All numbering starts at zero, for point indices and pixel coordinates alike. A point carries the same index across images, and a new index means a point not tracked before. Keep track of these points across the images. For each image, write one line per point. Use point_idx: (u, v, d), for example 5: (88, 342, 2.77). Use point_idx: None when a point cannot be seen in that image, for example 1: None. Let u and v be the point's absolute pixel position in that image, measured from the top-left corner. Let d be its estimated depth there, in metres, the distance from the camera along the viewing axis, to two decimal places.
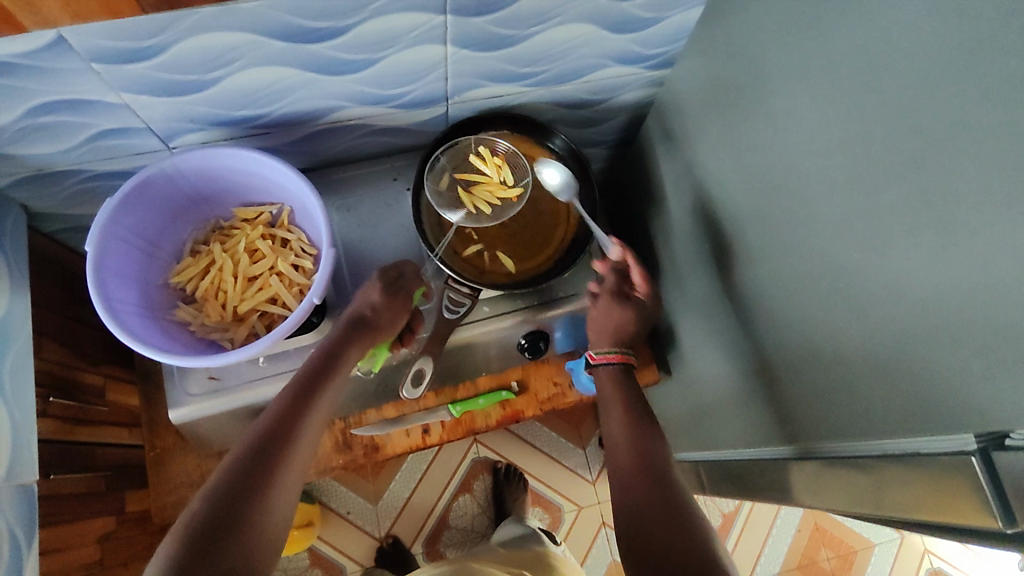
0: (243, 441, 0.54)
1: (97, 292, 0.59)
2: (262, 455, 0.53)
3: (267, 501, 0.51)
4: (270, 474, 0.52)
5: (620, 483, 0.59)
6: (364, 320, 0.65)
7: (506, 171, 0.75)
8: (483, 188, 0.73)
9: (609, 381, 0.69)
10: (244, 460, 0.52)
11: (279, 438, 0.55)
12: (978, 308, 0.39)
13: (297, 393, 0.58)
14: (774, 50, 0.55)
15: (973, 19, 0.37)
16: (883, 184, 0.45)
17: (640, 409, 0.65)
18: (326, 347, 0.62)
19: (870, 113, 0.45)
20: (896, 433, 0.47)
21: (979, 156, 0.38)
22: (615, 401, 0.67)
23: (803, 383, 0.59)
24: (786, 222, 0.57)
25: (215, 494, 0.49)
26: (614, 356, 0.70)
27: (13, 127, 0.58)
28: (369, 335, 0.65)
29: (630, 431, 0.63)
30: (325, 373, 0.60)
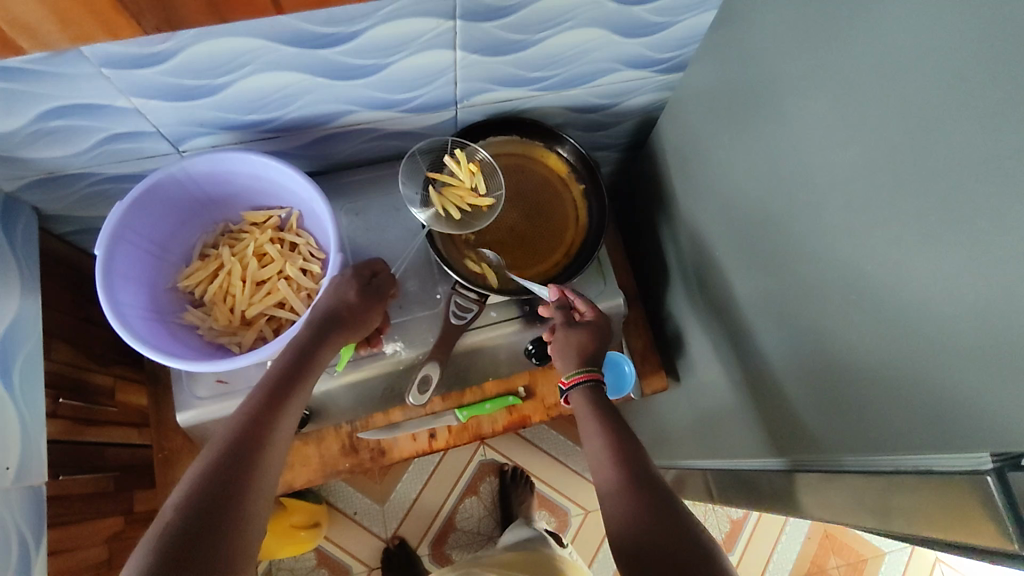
0: (215, 447, 0.53)
1: (106, 296, 0.59)
2: (234, 460, 0.52)
3: (244, 506, 0.50)
4: (244, 477, 0.51)
5: (610, 503, 0.58)
6: (338, 318, 0.64)
7: (479, 178, 0.72)
8: (452, 194, 0.72)
9: (584, 404, 0.65)
10: (216, 466, 0.51)
11: (250, 442, 0.54)
12: (995, 325, 0.38)
13: (267, 398, 0.57)
14: (787, 56, 0.54)
15: (993, 29, 0.37)
16: (899, 195, 0.44)
17: (614, 421, 0.63)
18: (299, 347, 0.61)
19: (886, 122, 0.44)
20: (910, 449, 0.47)
21: (999, 169, 0.37)
22: (591, 419, 0.64)
23: (815, 395, 0.58)
24: (797, 231, 0.56)
25: (190, 503, 0.48)
26: (581, 376, 0.67)
27: (25, 130, 0.58)
28: (341, 332, 0.64)
29: (612, 449, 0.61)
30: (296, 374, 0.60)
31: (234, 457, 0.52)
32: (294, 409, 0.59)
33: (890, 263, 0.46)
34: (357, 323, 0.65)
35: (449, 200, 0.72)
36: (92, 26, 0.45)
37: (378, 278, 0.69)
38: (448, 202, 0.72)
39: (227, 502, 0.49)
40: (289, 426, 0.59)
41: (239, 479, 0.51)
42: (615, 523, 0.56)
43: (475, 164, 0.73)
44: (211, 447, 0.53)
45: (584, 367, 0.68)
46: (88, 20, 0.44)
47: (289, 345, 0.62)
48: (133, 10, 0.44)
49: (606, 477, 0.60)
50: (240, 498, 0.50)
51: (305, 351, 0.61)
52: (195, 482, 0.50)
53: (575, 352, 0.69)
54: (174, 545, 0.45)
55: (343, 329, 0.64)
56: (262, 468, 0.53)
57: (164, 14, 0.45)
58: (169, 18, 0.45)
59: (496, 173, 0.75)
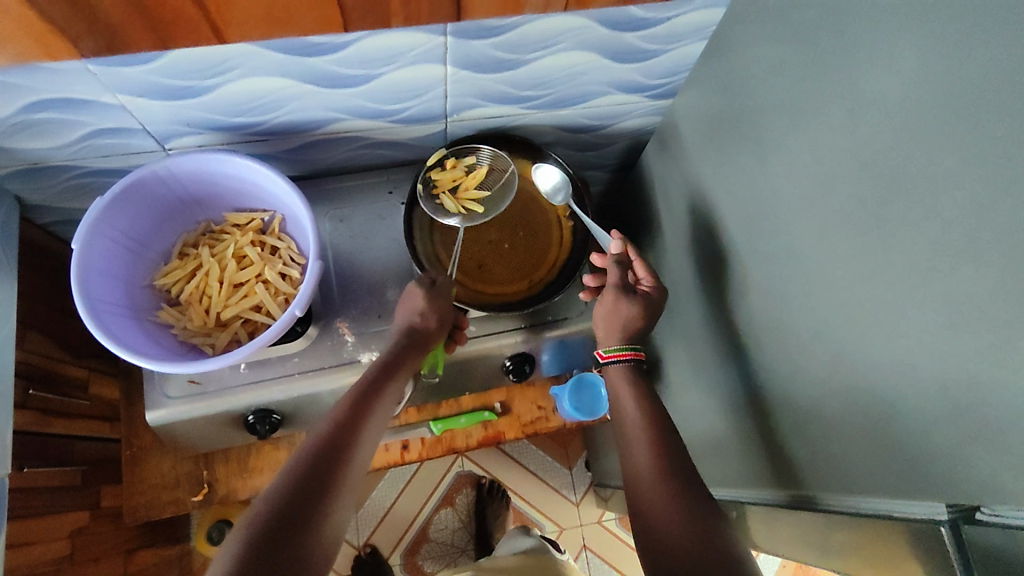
0: (305, 447, 0.53)
1: (80, 291, 0.59)
2: (325, 459, 0.52)
3: (328, 510, 0.49)
4: (336, 475, 0.51)
5: (637, 488, 0.56)
6: (415, 333, 0.65)
7: (460, 163, 0.73)
8: (446, 186, 0.73)
9: (623, 379, 0.66)
10: (313, 461, 0.51)
11: (334, 460, 0.52)
12: (960, 375, 0.38)
13: (342, 421, 0.55)
14: (771, 92, 0.54)
15: (977, 77, 0.36)
16: (874, 237, 0.44)
17: (653, 404, 0.63)
18: (384, 362, 0.62)
19: (864, 164, 0.44)
20: (876, 494, 0.47)
21: (975, 220, 0.37)
22: (630, 397, 0.64)
23: (786, 432, 0.58)
24: (773, 267, 0.57)
25: (278, 502, 0.47)
26: (626, 353, 0.67)
27: (10, 120, 0.58)
28: (420, 347, 0.64)
29: (646, 438, 0.59)
30: (381, 384, 0.60)
31: (313, 479, 0.50)
32: (381, 416, 0.59)
33: (864, 302, 0.45)
34: (435, 337, 0.66)
35: (461, 196, 0.73)
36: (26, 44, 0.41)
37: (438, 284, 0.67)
38: (465, 201, 0.73)
39: (324, 500, 0.49)
40: (376, 433, 0.58)
41: (331, 476, 0.51)
42: (638, 510, 0.54)
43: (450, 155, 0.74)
44: (306, 443, 0.53)
45: (632, 343, 0.68)
46: None
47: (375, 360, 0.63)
48: None
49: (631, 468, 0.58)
50: (335, 494, 0.50)
51: (391, 364, 0.62)
52: (269, 510, 0.47)
53: (619, 322, 0.68)
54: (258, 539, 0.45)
55: (422, 342, 0.65)
56: (351, 477, 0.53)
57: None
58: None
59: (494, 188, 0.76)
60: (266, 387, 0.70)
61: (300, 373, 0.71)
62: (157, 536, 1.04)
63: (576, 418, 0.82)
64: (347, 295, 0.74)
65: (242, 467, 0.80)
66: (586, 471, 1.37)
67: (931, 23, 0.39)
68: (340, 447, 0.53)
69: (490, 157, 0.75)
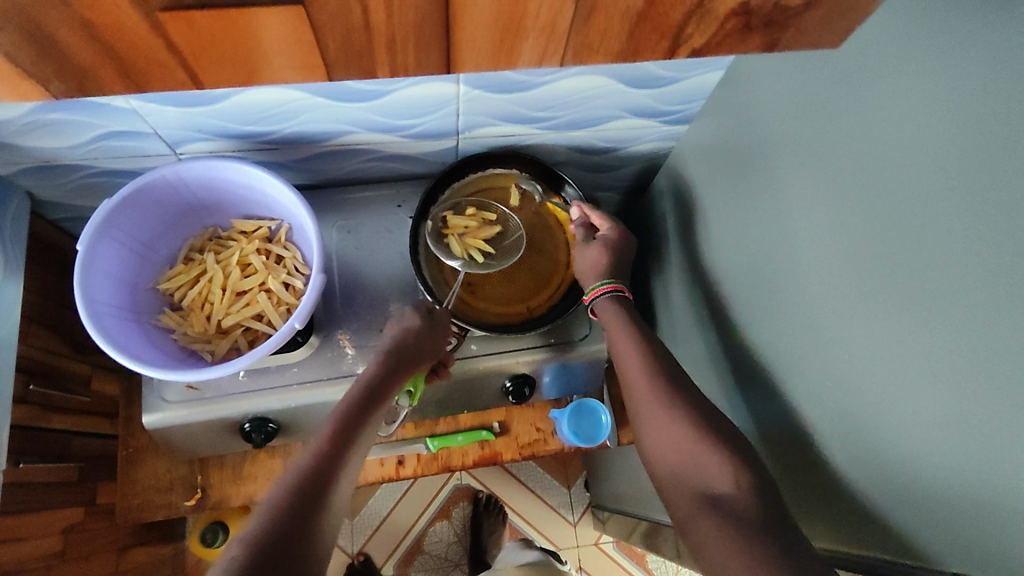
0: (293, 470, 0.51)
1: (81, 294, 0.58)
2: (314, 483, 0.50)
3: (314, 539, 0.48)
4: (325, 501, 0.50)
5: (654, 434, 0.54)
6: (406, 350, 0.63)
7: (482, 214, 0.74)
8: (458, 228, 0.72)
9: (613, 313, 0.64)
10: (303, 484, 0.50)
11: (322, 484, 0.50)
12: (969, 438, 0.37)
13: (340, 432, 0.55)
14: (785, 128, 0.53)
15: (986, 134, 0.35)
16: (883, 288, 0.42)
17: (647, 336, 0.62)
18: (374, 379, 0.61)
19: (875, 212, 0.43)
20: (890, 551, 0.45)
21: (982, 282, 0.35)
22: (623, 330, 0.62)
23: (793, 475, 0.56)
24: (783, 306, 0.55)
25: (266, 530, 0.46)
26: (601, 288, 0.67)
27: (22, 119, 0.59)
28: (411, 365, 0.63)
29: (647, 376, 0.57)
30: (371, 403, 0.59)
31: (303, 505, 0.48)
32: (368, 436, 0.58)
33: (874, 353, 0.44)
34: (425, 354, 0.65)
35: (468, 240, 0.72)
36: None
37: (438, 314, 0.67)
38: (471, 246, 0.72)
39: (311, 528, 0.48)
40: (362, 454, 0.57)
41: (320, 502, 0.49)
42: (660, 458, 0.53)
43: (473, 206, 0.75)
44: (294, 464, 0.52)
45: (607, 280, 0.67)
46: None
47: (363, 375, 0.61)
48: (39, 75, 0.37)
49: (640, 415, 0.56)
50: (321, 521, 0.49)
51: (381, 381, 0.61)
52: (260, 531, 0.46)
53: (592, 269, 0.69)
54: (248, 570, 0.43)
55: (413, 361, 0.64)
56: (336, 502, 0.52)
57: (74, 77, 0.38)
58: (82, 86, 0.39)
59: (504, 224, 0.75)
60: (264, 397, 0.70)
61: (299, 383, 0.71)
62: (152, 534, 1.04)
63: (575, 444, 0.81)
64: (350, 306, 0.74)
65: (236, 474, 0.79)
66: (585, 491, 1.35)
67: (937, 75, 0.37)
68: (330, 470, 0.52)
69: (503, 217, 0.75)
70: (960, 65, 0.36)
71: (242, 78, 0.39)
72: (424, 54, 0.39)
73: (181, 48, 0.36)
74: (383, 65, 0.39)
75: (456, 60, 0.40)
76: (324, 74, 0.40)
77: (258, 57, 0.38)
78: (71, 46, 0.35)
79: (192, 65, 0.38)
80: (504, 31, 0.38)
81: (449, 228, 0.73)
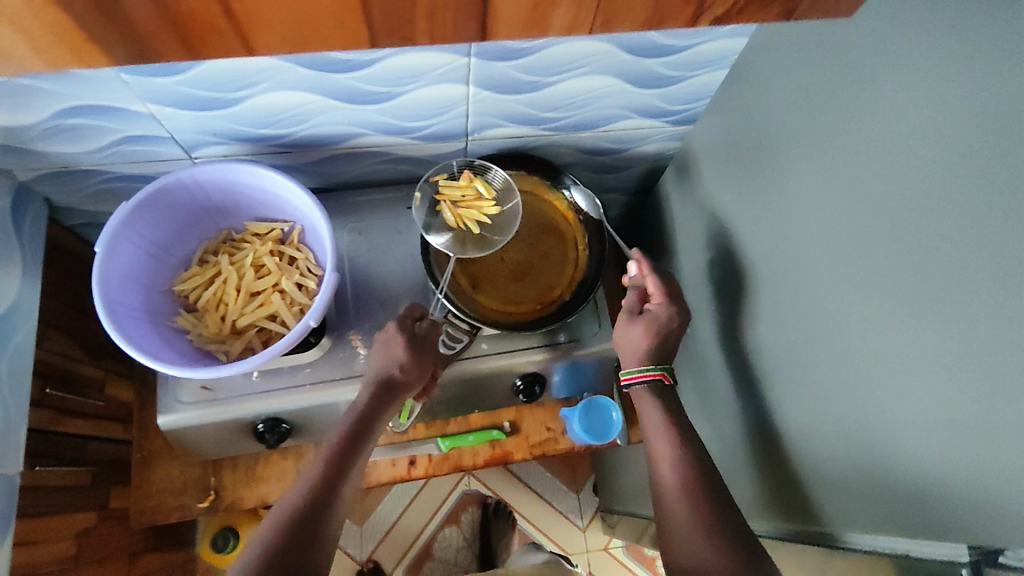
0: (282, 518, 0.55)
1: (100, 295, 0.59)
2: (301, 533, 0.54)
3: None
4: (312, 550, 0.54)
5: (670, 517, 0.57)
6: (393, 382, 0.66)
7: (478, 183, 0.73)
8: (454, 195, 0.72)
9: (651, 403, 0.66)
10: (290, 534, 0.54)
11: (309, 533, 0.54)
12: (971, 411, 0.37)
13: (326, 476, 0.58)
14: (789, 121, 0.54)
15: (987, 116, 0.36)
16: (889, 270, 0.43)
17: (681, 425, 0.64)
18: (361, 414, 0.64)
19: (880, 198, 0.44)
20: (892, 531, 0.46)
21: (982, 258, 0.36)
22: (659, 422, 0.64)
23: (801, 468, 0.56)
24: (790, 297, 0.56)
25: None
26: (642, 374, 0.66)
27: (42, 125, 0.60)
28: (398, 397, 0.66)
29: (676, 465, 0.60)
30: (359, 440, 0.62)
31: (288, 557, 0.52)
32: (356, 473, 0.61)
33: (879, 337, 0.45)
34: (411, 385, 0.67)
35: (461, 210, 0.72)
36: (63, 57, 0.38)
37: (422, 326, 0.69)
38: (464, 217, 0.72)
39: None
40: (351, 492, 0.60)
41: (308, 554, 0.53)
42: (671, 542, 0.56)
43: (468, 173, 0.74)
44: (281, 513, 0.56)
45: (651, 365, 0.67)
46: (56, 49, 0.37)
47: (352, 409, 0.65)
48: (102, 42, 0.37)
49: (662, 498, 0.59)
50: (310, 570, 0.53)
51: (367, 416, 0.64)
52: None
53: (635, 349, 0.68)
54: None
55: (399, 394, 0.66)
56: (326, 544, 0.55)
57: (134, 43, 0.38)
58: (142, 53, 0.39)
59: (510, 193, 0.74)
60: (277, 397, 0.71)
61: (311, 383, 0.71)
62: (163, 540, 1.04)
63: (585, 442, 0.81)
64: (361, 308, 0.75)
65: (248, 475, 0.79)
66: (594, 495, 1.35)
67: (937, 62, 0.39)
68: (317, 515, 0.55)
69: (501, 184, 0.75)
70: (961, 51, 0.37)
71: (289, 45, 0.39)
72: (461, 21, 0.39)
73: (235, 8, 0.36)
74: (422, 30, 0.40)
75: (490, 30, 0.41)
76: (366, 42, 0.40)
77: (307, 21, 0.38)
78: (133, 10, 0.35)
79: (244, 31, 0.38)
80: (536, 4, 0.39)
81: (445, 194, 0.73)
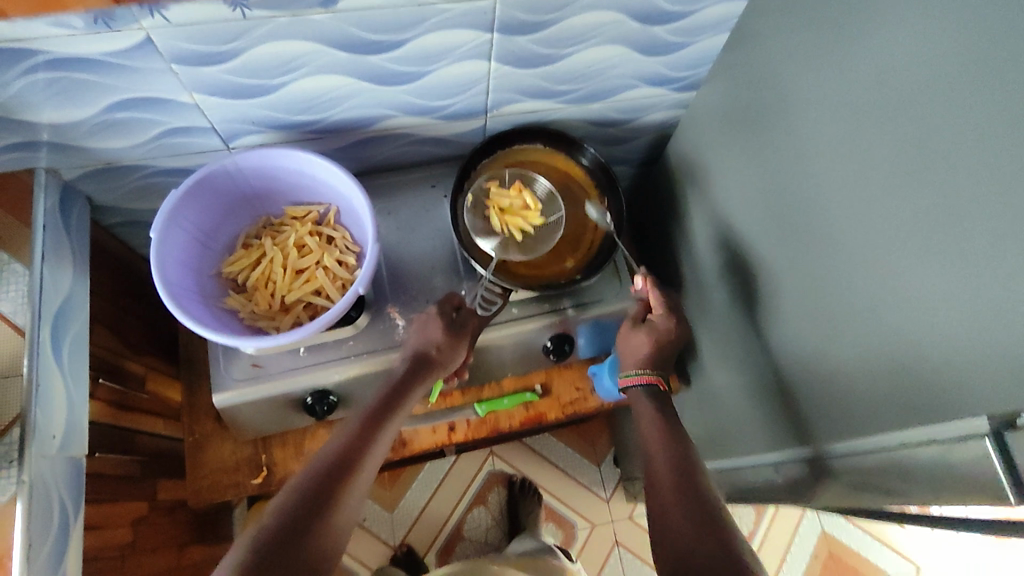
0: (313, 469, 0.60)
1: (160, 276, 0.63)
2: (327, 482, 0.59)
3: (325, 531, 0.56)
4: (337, 498, 0.58)
5: (656, 498, 0.61)
6: (427, 358, 0.70)
7: (526, 193, 0.78)
8: (501, 202, 0.77)
9: (643, 400, 0.72)
10: (316, 482, 0.58)
11: (334, 481, 0.59)
12: (985, 295, 0.42)
13: (357, 437, 0.63)
14: (792, 70, 0.59)
15: (981, 34, 0.41)
16: (899, 186, 0.48)
17: (671, 419, 0.69)
18: (396, 383, 0.69)
19: (886, 124, 0.49)
20: (914, 423, 0.50)
21: (987, 157, 0.41)
22: (652, 416, 0.70)
23: (826, 388, 0.61)
24: (806, 230, 0.61)
25: (282, 517, 0.55)
26: (635, 377, 0.72)
27: (93, 120, 0.64)
28: (432, 371, 0.71)
29: (665, 451, 0.65)
30: (391, 406, 0.67)
31: (315, 500, 0.57)
32: (387, 437, 0.66)
33: (893, 247, 0.50)
34: (446, 363, 0.71)
35: (507, 216, 0.77)
36: None
37: (460, 312, 0.74)
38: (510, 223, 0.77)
39: (321, 521, 0.56)
40: (379, 455, 0.65)
41: (332, 499, 0.58)
42: (656, 518, 0.59)
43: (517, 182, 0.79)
44: (313, 465, 0.61)
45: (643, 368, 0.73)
46: None
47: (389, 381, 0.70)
48: None
49: (653, 476, 0.64)
50: (333, 516, 0.57)
51: (400, 386, 0.69)
52: (276, 521, 0.55)
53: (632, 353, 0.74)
54: (261, 551, 0.52)
55: (434, 369, 0.71)
56: (350, 496, 0.60)
57: None
58: None
59: (553, 203, 0.80)
60: (324, 370, 0.74)
61: (356, 355, 0.75)
62: (206, 533, 1.07)
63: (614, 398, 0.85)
64: (396, 282, 0.79)
65: (297, 451, 0.83)
66: (615, 466, 1.39)
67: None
68: (344, 469, 0.60)
69: (545, 194, 0.80)
70: None
71: None
72: None
73: None
74: None
75: None
76: None
77: None
78: None
79: None
80: None
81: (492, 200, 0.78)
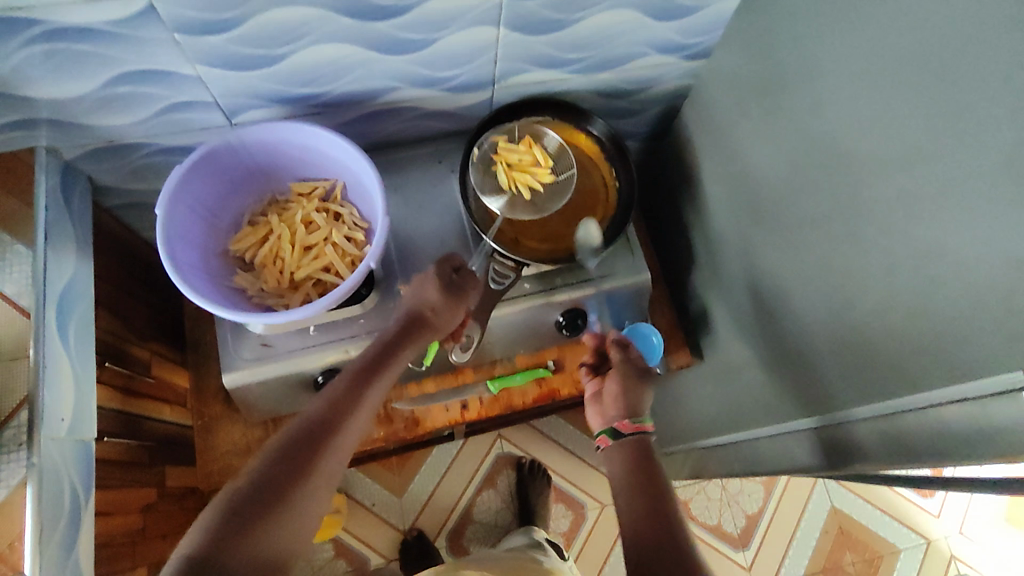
0: (297, 424, 0.58)
1: (165, 252, 0.62)
2: (309, 437, 0.57)
3: (306, 486, 0.54)
4: (319, 453, 0.56)
5: (630, 526, 0.61)
6: (421, 319, 0.69)
7: (536, 149, 0.76)
8: (508, 156, 0.75)
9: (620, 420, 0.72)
10: (298, 437, 0.57)
11: (317, 435, 0.57)
12: (1009, 248, 0.41)
13: (342, 393, 0.62)
14: (805, 28, 0.57)
15: None
16: (917, 141, 0.47)
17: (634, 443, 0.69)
18: (384, 343, 0.68)
19: (903, 78, 0.47)
20: (946, 381, 0.48)
21: (1006, 105, 0.40)
22: (621, 444, 0.69)
23: (846, 352, 0.60)
24: (823, 192, 0.59)
25: (261, 472, 0.53)
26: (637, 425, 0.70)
27: (94, 95, 0.62)
28: (424, 333, 0.69)
29: (639, 478, 0.65)
30: (379, 365, 0.66)
31: (295, 455, 0.55)
32: (374, 395, 0.64)
33: (914, 204, 0.48)
34: (439, 324, 0.70)
35: (515, 172, 0.75)
36: None
37: (460, 273, 0.72)
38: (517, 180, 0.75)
39: (301, 475, 0.54)
40: (367, 412, 0.63)
41: (313, 454, 0.56)
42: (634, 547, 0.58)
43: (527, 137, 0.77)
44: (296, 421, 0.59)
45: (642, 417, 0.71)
46: None
47: (378, 341, 0.69)
48: None
49: (631, 500, 0.63)
50: (315, 470, 0.55)
51: (387, 347, 0.67)
52: (254, 476, 0.53)
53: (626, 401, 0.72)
54: (236, 504, 0.50)
55: (428, 330, 0.70)
56: (335, 451, 0.58)
57: None
58: None
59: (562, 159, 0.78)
60: (334, 348, 0.73)
61: (366, 333, 0.74)
62: None
63: None
64: (405, 258, 0.77)
65: None
66: None
67: None
68: (327, 424, 0.58)
69: (553, 150, 0.78)
70: None
71: None
72: None
73: None
74: None
75: None
76: None
77: None
78: None
79: None
80: None
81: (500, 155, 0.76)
